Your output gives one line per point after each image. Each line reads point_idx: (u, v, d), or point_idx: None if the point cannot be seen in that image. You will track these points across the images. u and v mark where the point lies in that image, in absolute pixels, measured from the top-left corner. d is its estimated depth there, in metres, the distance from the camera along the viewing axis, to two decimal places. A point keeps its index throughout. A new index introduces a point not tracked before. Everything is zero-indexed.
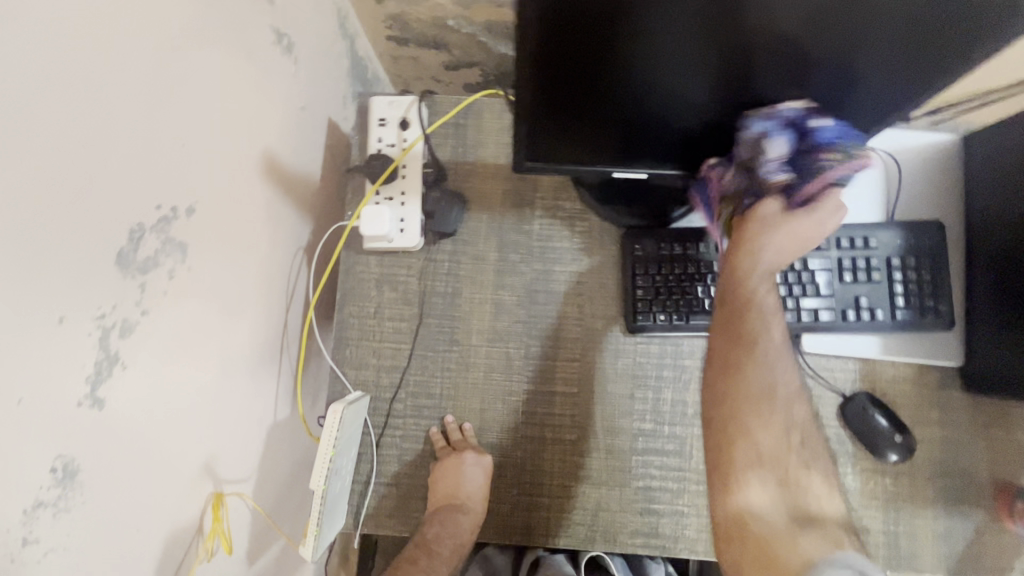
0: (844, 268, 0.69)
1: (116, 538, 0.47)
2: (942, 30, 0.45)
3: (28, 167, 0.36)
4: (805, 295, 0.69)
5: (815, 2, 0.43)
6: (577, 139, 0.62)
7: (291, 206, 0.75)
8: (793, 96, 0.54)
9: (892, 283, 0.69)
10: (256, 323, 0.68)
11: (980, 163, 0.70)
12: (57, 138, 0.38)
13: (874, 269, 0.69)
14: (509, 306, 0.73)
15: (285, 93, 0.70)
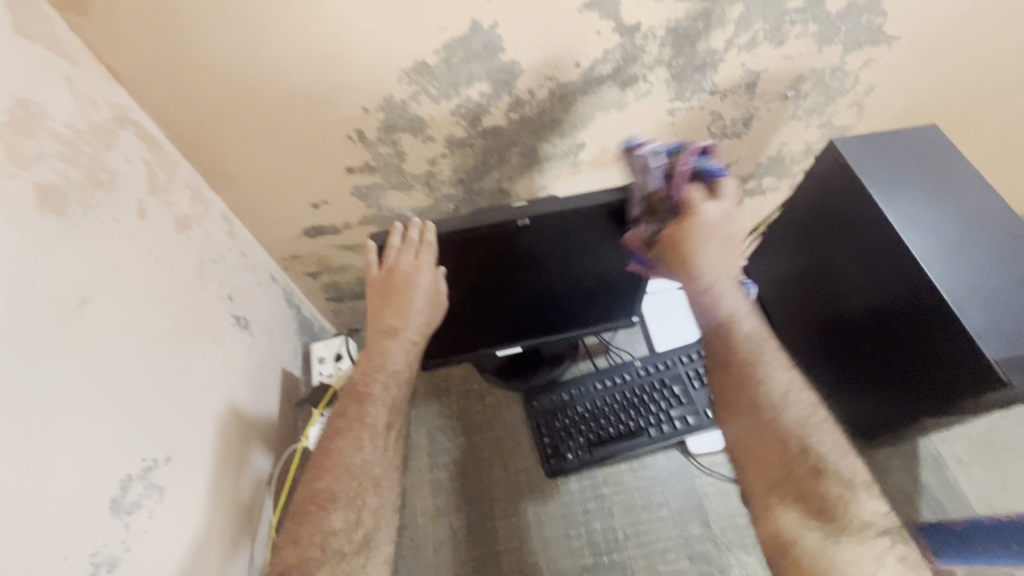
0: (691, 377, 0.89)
1: None
2: (626, 224, 0.70)
3: (61, 445, 0.54)
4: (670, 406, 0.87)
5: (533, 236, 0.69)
6: (460, 337, 0.85)
7: (251, 445, 0.91)
8: (579, 274, 0.79)
9: None
10: (223, 556, 0.78)
11: (758, 280, 0.98)
12: (83, 421, 0.57)
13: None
14: (445, 481, 0.85)
15: (243, 358, 0.93)
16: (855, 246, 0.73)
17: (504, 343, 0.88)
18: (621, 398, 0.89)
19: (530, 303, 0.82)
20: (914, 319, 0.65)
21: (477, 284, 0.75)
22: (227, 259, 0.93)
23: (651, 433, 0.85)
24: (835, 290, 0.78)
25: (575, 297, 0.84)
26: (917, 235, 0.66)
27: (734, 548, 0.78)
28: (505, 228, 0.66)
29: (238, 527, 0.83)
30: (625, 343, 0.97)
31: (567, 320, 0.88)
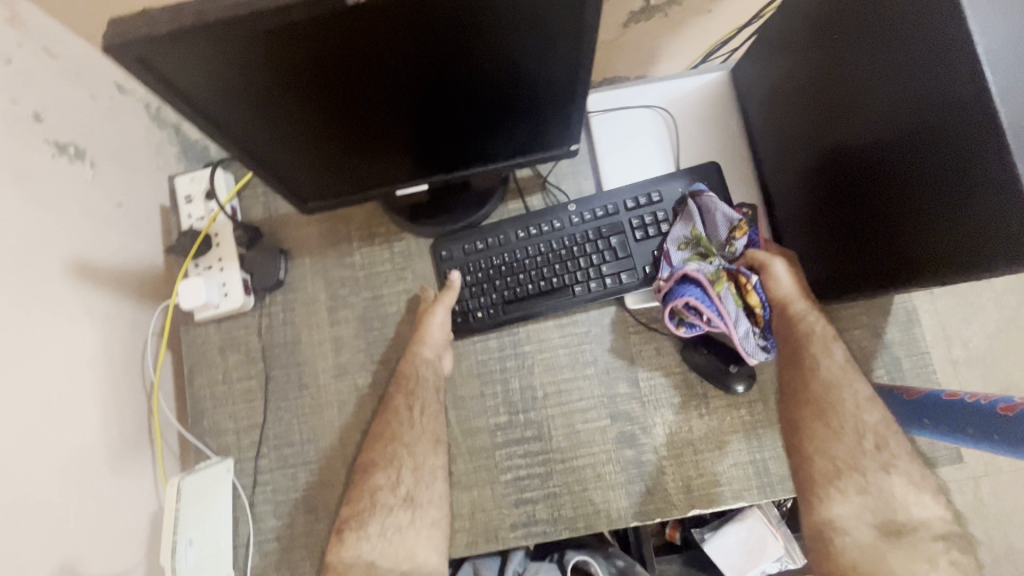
0: (634, 227, 0.72)
1: None
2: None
3: None
4: (601, 263, 0.72)
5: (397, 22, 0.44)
6: (347, 169, 0.65)
7: (123, 299, 0.78)
8: (487, 84, 0.55)
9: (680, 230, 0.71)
10: (105, 420, 0.72)
11: (750, 90, 0.74)
12: None
13: (660, 223, 0.72)
14: (347, 339, 0.76)
15: (85, 198, 0.74)
16: (898, 38, 0.48)
17: (407, 179, 0.69)
18: (544, 252, 0.73)
19: (428, 123, 0.60)
20: (951, 155, 0.45)
21: (336, 101, 0.53)
22: (15, 61, 0.66)
23: (574, 293, 0.72)
24: (849, 104, 0.56)
25: (490, 115, 0.60)
26: (995, 22, 0.42)
27: (661, 407, 0.72)
28: (330, 11, 0.41)
29: (123, 386, 0.76)
30: (568, 176, 0.78)
31: (485, 147, 0.66)
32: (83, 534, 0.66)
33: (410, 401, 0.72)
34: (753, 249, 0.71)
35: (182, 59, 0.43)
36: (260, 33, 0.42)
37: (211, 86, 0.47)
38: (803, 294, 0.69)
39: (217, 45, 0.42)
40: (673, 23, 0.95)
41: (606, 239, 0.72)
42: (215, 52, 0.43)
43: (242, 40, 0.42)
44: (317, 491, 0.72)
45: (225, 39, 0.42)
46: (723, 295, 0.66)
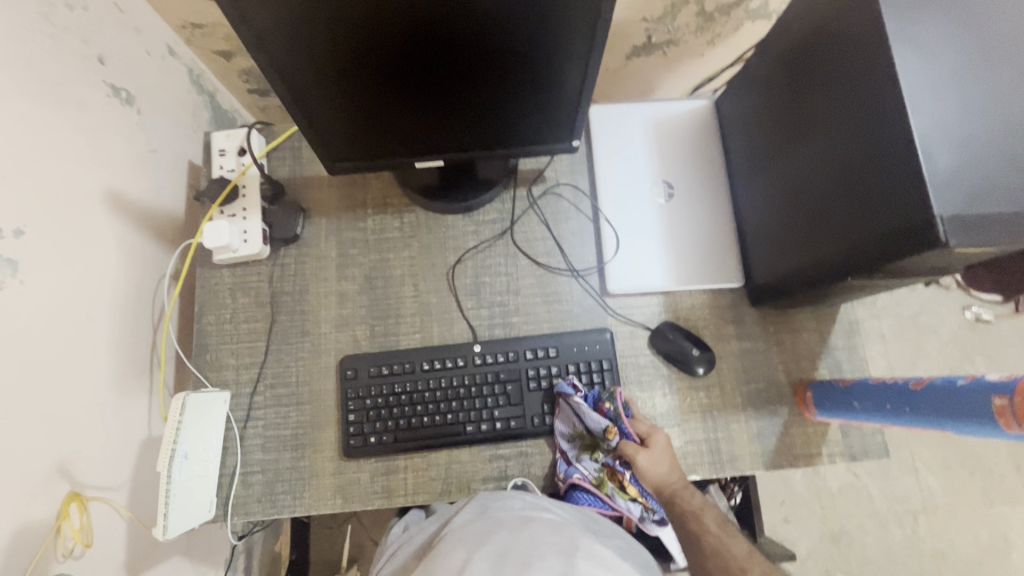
0: (530, 377, 0.78)
1: None
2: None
3: None
4: (494, 405, 0.77)
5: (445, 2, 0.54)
6: (374, 138, 0.73)
7: (146, 237, 0.84)
8: (509, 74, 0.65)
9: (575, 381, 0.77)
10: (115, 341, 0.76)
11: (728, 117, 0.85)
12: None
13: (555, 377, 0.78)
14: (352, 294, 0.82)
15: (129, 138, 0.81)
16: (836, 77, 0.60)
17: (427, 160, 0.77)
18: (443, 385, 0.77)
19: (452, 105, 0.69)
20: (876, 161, 0.55)
21: (376, 67, 0.61)
22: (91, 8, 0.74)
23: (467, 432, 0.76)
24: (806, 129, 0.66)
25: (508, 105, 0.70)
26: (916, 59, 0.53)
27: (630, 384, 0.79)
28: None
29: (135, 316, 0.81)
30: (568, 173, 0.88)
31: (497, 135, 0.75)
32: (80, 442, 0.69)
33: (407, 355, 0.79)
34: (625, 441, 0.74)
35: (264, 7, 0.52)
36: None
37: (281, 35, 0.56)
38: (669, 477, 0.73)
39: None
40: (669, 61, 1.09)
41: (525, 384, 0.78)
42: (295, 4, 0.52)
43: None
44: (305, 430, 0.77)
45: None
46: (611, 494, 0.76)
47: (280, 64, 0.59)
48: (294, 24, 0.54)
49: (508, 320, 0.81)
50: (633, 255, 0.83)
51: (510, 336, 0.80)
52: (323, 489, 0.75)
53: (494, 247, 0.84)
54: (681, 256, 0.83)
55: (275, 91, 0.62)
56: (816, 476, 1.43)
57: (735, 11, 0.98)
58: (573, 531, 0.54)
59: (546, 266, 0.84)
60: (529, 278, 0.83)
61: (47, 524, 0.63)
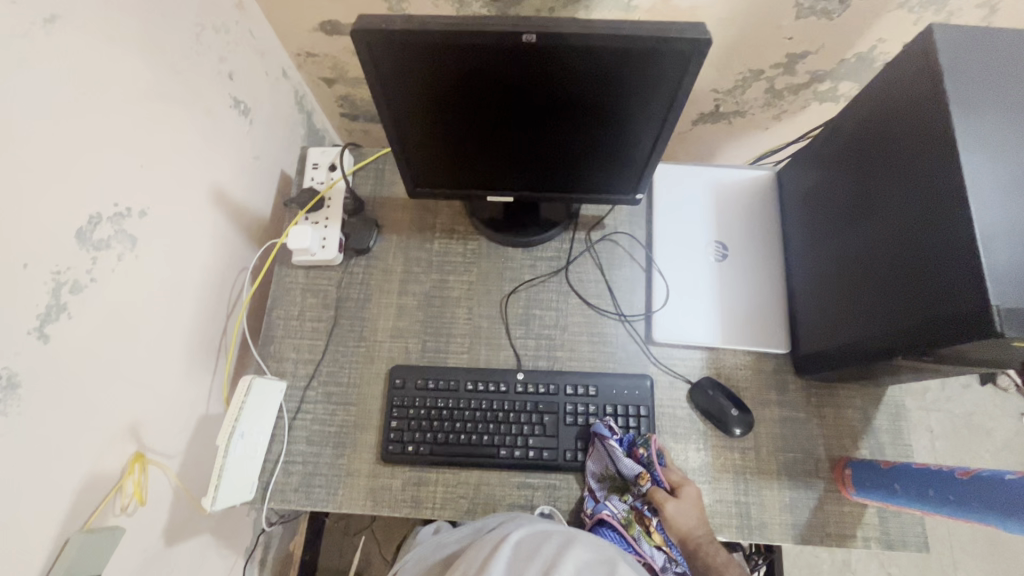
0: (567, 412, 0.80)
1: (43, 450, 0.59)
2: (650, 73, 0.61)
3: (27, 168, 0.56)
4: (529, 434, 0.79)
5: (542, 65, 0.60)
6: (455, 170, 0.79)
7: (236, 231, 0.93)
8: (588, 130, 0.71)
9: (610, 423, 0.79)
10: (194, 321, 0.84)
11: (788, 189, 0.89)
12: (49, 150, 0.58)
13: (592, 416, 0.80)
14: (410, 308, 0.88)
15: (238, 144, 0.91)
16: (904, 165, 0.62)
17: (498, 195, 0.84)
18: (482, 407, 0.81)
19: (531, 150, 0.75)
20: (935, 249, 0.57)
21: (471, 112, 0.68)
22: (232, 33, 0.86)
23: (500, 456, 0.78)
24: (866, 211, 0.69)
25: (582, 155, 0.76)
26: (984, 161, 0.55)
27: (665, 434, 0.80)
28: (506, 42, 0.57)
29: (214, 301, 0.89)
30: (626, 223, 0.92)
31: (568, 180, 0.81)
32: (151, 409, 0.75)
33: (453, 373, 0.83)
34: (656, 487, 0.75)
35: (389, 54, 0.60)
36: (450, 44, 0.58)
37: (396, 78, 0.63)
38: (696, 529, 0.73)
39: (417, 48, 0.59)
40: (734, 131, 1.14)
41: (562, 418, 0.80)
42: (414, 53, 0.59)
43: (435, 47, 0.58)
44: (348, 430, 0.81)
45: (424, 44, 0.58)
46: (636, 536, 0.74)
47: (390, 103, 0.67)
48: (409, 69, 0.62)
49: (552, 354, 0.85)
50: (681, 308, 0.85)
51: (552, 370, 0.83)
52: (356, 490, 0.78)
53: (548, 283, 0.88)
54: (728, 317, 0.85)
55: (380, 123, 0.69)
56: (845, 570, 1.35)
57: (804, 92, 1.03)
58: (611, 552, 0.54)
59: (595, 307, 0.87)
60: (578, 317, 0.87)
61: (110, 478, 0.68)
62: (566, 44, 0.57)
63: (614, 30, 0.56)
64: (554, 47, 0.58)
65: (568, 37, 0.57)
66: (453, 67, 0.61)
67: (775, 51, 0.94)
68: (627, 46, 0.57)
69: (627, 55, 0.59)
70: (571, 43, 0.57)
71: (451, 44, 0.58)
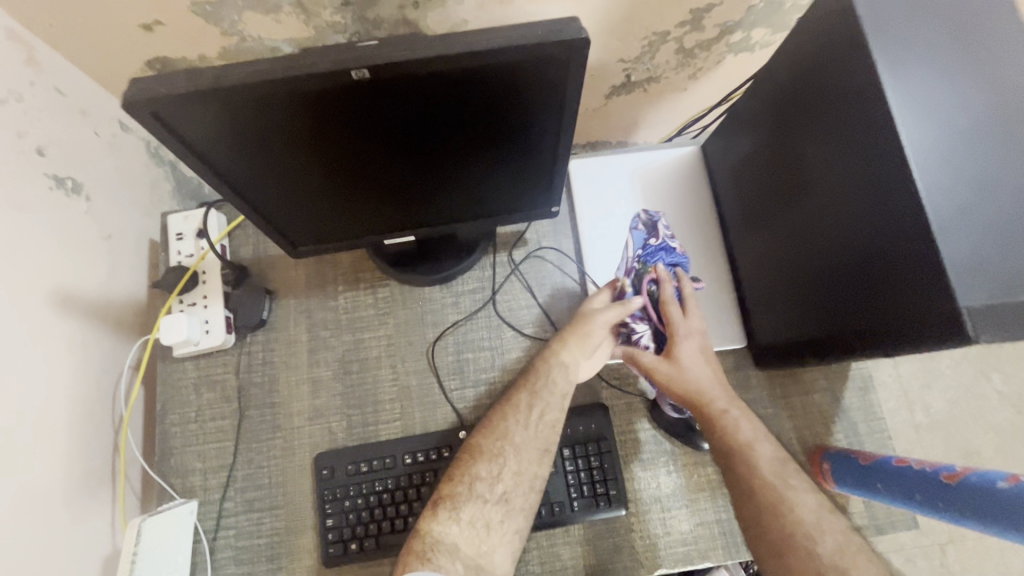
0: None
1: None
2: (528, 84, 0.50)
3: None
4: None
5: (393, 98, 0.48)
6: (337, 221, 0.67)
7: (103, 330, 0.78)
8: (475, 154, 0.60)
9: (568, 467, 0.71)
10: (67, 454, 0.70)
11: (716, 164, 0.80)
12: None
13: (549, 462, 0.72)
14: (325, 380, 0.76)
15: (75, 228, 0.75)
16: (833, 140, 0.54)
17: (399, 236, 0.72)
18: (427, 481, 0.71)
19: (418, 184, 0.63)
20: (882, 238, 0.49)
21: (326, 160, 0.55)
22: (25, 98, 0.69)
23: None
24: (803, 187, 0.61)
25: (479, 179, 0.65)
26: (923, 128, 0.47)
27: (631, 463, 0.73)
28: (334, 83, 0.44)
29: (89, 424, 0.74)
30: (551, 233, 0.82)
31: (472, 207, 0.70)
32: None
33: (387, 449, 0.72)
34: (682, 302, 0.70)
35: (193, 121, 0.46)
36: (265, 97, 0.45)
37: (218, 145, 0.50)
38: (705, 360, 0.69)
39: (226, 109, 0.46)
40: (652, 98, 1.04)
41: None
42: (225, 114, 0.46)
43: (248, 103, 0.45)
44: (280, 538, 0.71)
45: (230, 102, 0.45)
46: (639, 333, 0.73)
47: (224, 171, 0.54)
48: (230, 132, 0.49)
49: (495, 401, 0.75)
50: None
51: None
52: None
53: (475, 319, 0.78)
54: None
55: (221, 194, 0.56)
56: None
57: (717, 46, 0.93)
58: None
59: (534, 337, 0.78)
60: (516, 351, 0.77)
61: None
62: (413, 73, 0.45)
63: (466, 43, 0.44)
64: (400, 76, 0.46)
65: (412, 64, 0.44)
66: (283, 120, 0.48)
67: (678, 8, 0.83)
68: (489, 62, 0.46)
69: (491, 71, 0.47)
70: (418, 70, 0.45)
71: (264, 96, 0.45)
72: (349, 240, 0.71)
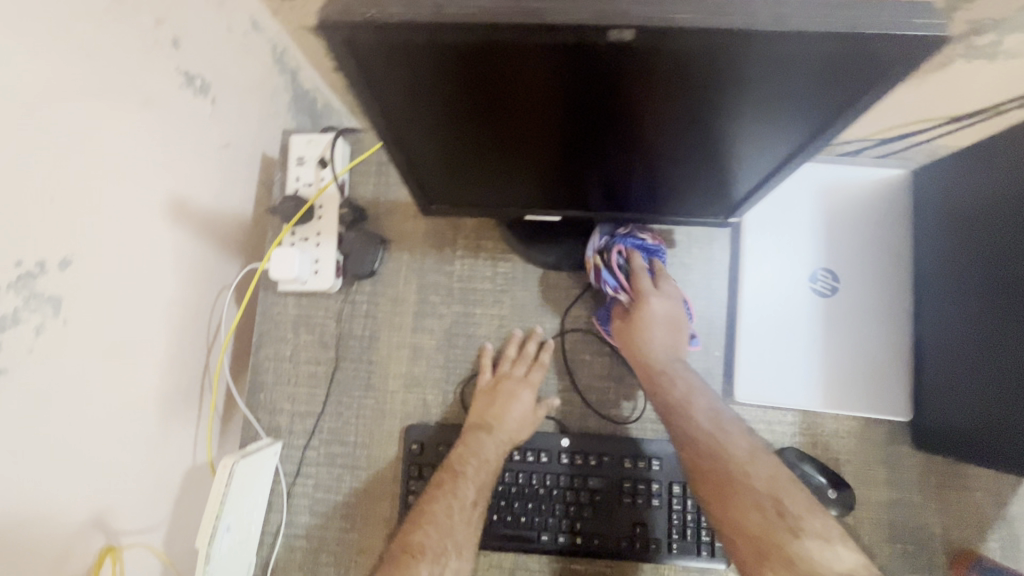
0: (623, 491, 0.65)
1: None
2: (801, 86, 0.38)
3: None
4: (577, 517, 0.65)
5: (627, 68, 0.38)
6: (481, 184, 0.59)
7: (210, 245, 0.74)
8: (673, 146, 0.49)
9: (674, 507, 0.64)
10: (164, 369, 0.68)
11: (929, 201, 0.65)
12: None
13: (654, 495, 0.65)
14: (427, 348, 0.71)
15: (199, 134, 0.70)
16: None
17: (534, 210, 0.64)
18: (519, 482, 0.66)
19: (590, 164, 0.54)
20: None
21: (500, 122, 0.46)
22: None
23: (541, 542, 0.64)
24: None
25: (660, 171, 0.54)
26: None
27: None
28: (583, 38, 0.34)
29: (187, 339, 0.72)
30: (705, 239, 0.71)
31: (634, 198, 0.60)
32: (118, 487, 0.62)
33: None
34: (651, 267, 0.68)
35: (382, 51, 0.37)
36: (482, 42, 0.35)
37: (396, 83, 0.41)
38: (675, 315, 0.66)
39: (428, 47, 0.36)
40: None
41: (617, 498, 0.65)
42: (424, 52, 0.37)
43: (459, 44, 0.36)
44: (358, 499, 0.68)
45: (445, 43, 0.36)
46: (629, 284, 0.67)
47: (389, 113, 0.45)
48: (417, 73, 0.39)
49: (605, 413, 0.68)
50: (772, 359, 0.67)
51: (604, 434, 0.67)
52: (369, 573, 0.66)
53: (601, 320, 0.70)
54: (833, 373, 0.66)
55: (378, 136, 0.48)
56: None
57: None
58: None
59: None
60: None
61: None
62: (677, 44, 0.34)
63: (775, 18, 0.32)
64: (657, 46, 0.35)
65: (689, 35, 0.33)
66: (486, 70, 0.39)
67: None
68: (780, 51, 0.34)
69: (773, 63, 0.36)
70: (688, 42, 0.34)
71: (485, 40, 0.35)
72: (486, 205, 0.63)
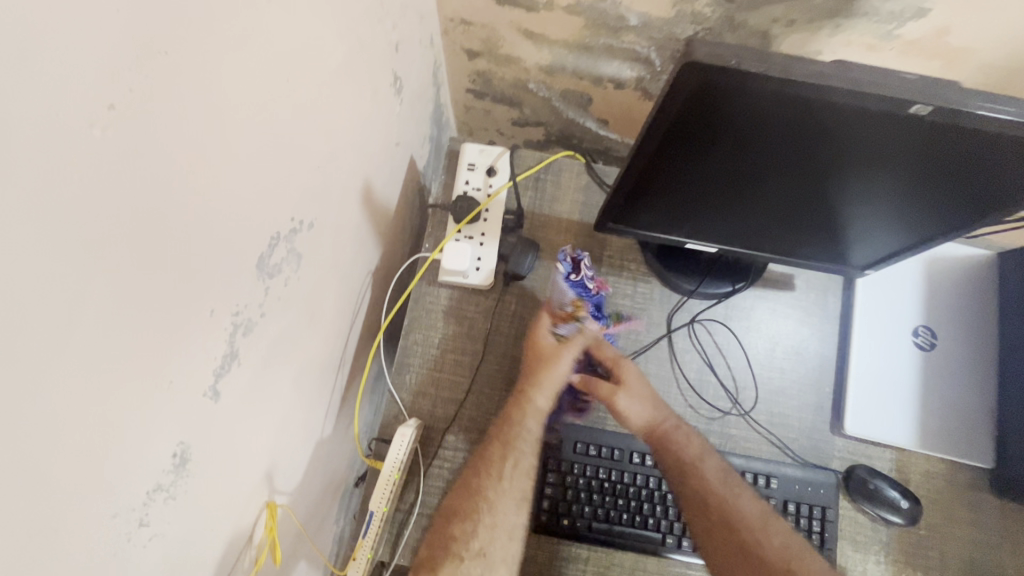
0: None
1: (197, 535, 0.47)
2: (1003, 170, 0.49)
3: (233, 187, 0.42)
4: None
5: (882, 135, 0.47)
6: (665, 209, 0.67)
7: (373, 230, 0.79)
8: (856, 198, 0.59)
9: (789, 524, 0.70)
10: (329, 338, 0.71)
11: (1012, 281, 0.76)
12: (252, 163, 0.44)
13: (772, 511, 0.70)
14: (567, 352, 0.77)
15: (389, 128, 0.76)
16: None
17: (686, 235, 0.73)
18: (649, 486, 0.71)
19: (773, 203, 0.63)
20: None
21: (734, 159, 0.55)
22: None
23: (667, 544, 0.69)
24: None
25: (826, 217, 0.64)
26: None
27: (844, 539, 0.71)
28: (888, 110, 0.44)
29: (345, 314, 0.76)
30: (818, 287, 0.80)
31: (787, 236, 0.70)
32: (285, 445, 0.64)
33: (617, 440, 0.72)
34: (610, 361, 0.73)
35: (706, 92, 0.45)
36: (794, 98, 0.44)
37: (685, 118, 0.49)
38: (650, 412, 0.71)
39: (745, 94, 0.45)
40: None
41: None
42: (737, 97, 0.45)
43: (771, 97, 0.45)
44: None
45: (763, 93, 0.44)
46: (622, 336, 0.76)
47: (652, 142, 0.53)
48: (712, 112, 0.48)
49: (726, 431, 0.75)
50: (876, 400, 0.75)
51: (726, 450, 0.73)
52: None
53: (724, 346, 0.78)
54: (928, 419, 0.74)
55: (626, 156, 0.56)
56: None
57: None
58: None
59: (777, 383, 0.77)
60: (756, 390, 0.76)
61: (249, 534, 0.58)
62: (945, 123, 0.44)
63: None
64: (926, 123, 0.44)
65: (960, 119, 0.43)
66: (769, 118, 0.48)
67: None
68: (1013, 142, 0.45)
69: (999, 150, 0.46)
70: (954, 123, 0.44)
71: (800, 97, 0.44)
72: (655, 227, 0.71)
